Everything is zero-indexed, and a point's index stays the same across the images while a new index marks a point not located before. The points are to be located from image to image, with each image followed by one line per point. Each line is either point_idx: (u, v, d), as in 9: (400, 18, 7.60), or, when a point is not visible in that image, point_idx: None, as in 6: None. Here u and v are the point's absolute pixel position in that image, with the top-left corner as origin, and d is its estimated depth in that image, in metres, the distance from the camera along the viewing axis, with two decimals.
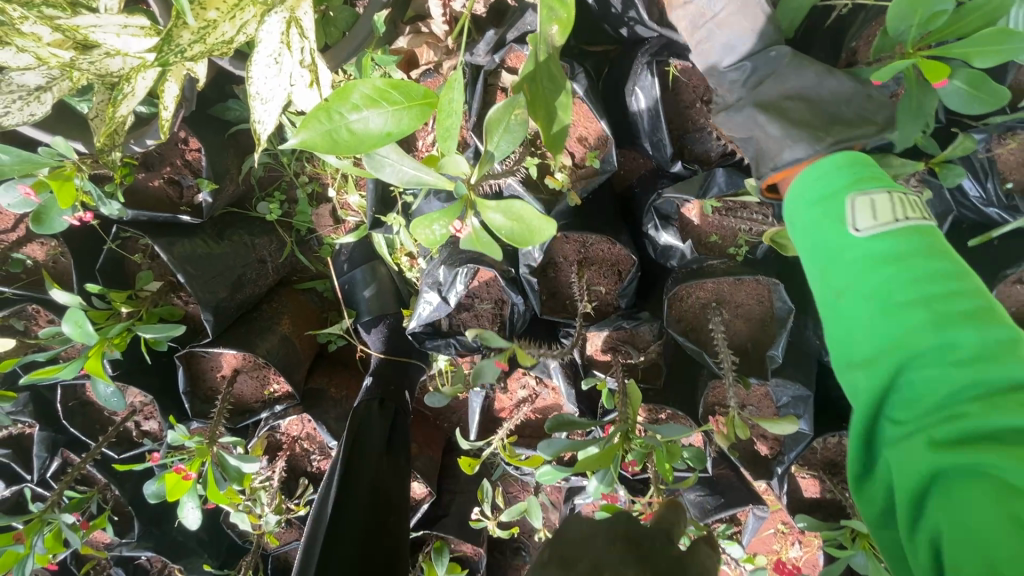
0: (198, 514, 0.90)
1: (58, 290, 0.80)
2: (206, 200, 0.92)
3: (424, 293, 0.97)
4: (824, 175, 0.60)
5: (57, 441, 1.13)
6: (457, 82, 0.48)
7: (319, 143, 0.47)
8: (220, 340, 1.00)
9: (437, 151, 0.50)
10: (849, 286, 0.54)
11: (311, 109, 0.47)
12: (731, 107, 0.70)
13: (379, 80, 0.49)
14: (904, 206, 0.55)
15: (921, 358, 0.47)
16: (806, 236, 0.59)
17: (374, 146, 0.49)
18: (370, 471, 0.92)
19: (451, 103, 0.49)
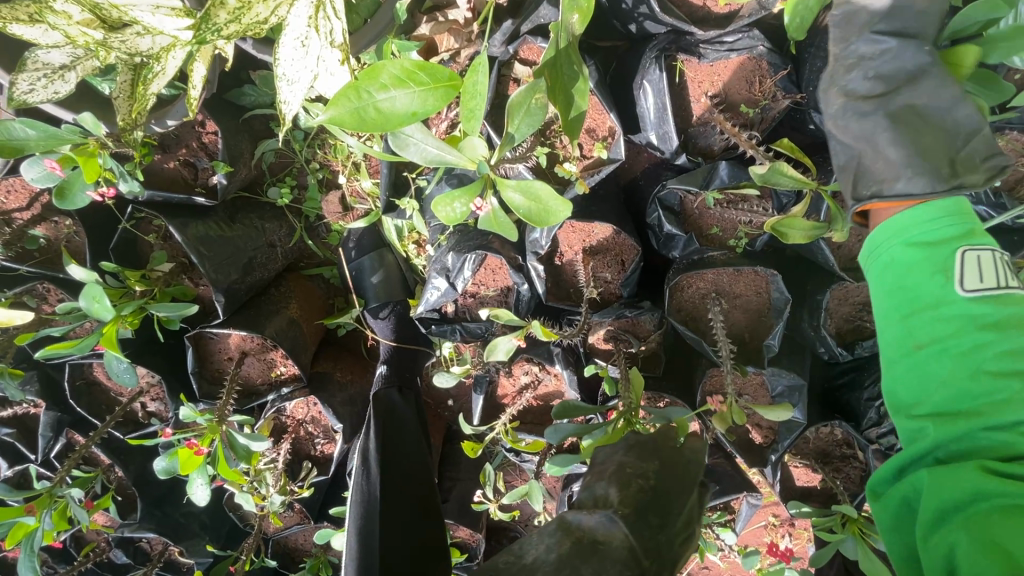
0: (207, 490, 0.91)
1: (74, 267, 0.81)
2: (220, 181, 0.94)
3: (432, 279, 1.00)
4: (933, 223, 0.63)
5: (62, 420, 1.14)
6: (481, 65, 0.50)
7: (349, 121, 0.50)
8: (231, 321, 1.02)
9: (461, 130, 0.53)
10: (934, 336, 0.60)
11: (341, 88, 0.49)
12: (852, 112, 0.67)
13: (407, 62, 0.52)
14: (1009, 276, 0.60)
15: (997, 424, 0.55)
16: (892, 272, 0.64)
17: (400, 125, 0.52)
18: (405, 468, 0.99)
19: (475, 85, 0.51)
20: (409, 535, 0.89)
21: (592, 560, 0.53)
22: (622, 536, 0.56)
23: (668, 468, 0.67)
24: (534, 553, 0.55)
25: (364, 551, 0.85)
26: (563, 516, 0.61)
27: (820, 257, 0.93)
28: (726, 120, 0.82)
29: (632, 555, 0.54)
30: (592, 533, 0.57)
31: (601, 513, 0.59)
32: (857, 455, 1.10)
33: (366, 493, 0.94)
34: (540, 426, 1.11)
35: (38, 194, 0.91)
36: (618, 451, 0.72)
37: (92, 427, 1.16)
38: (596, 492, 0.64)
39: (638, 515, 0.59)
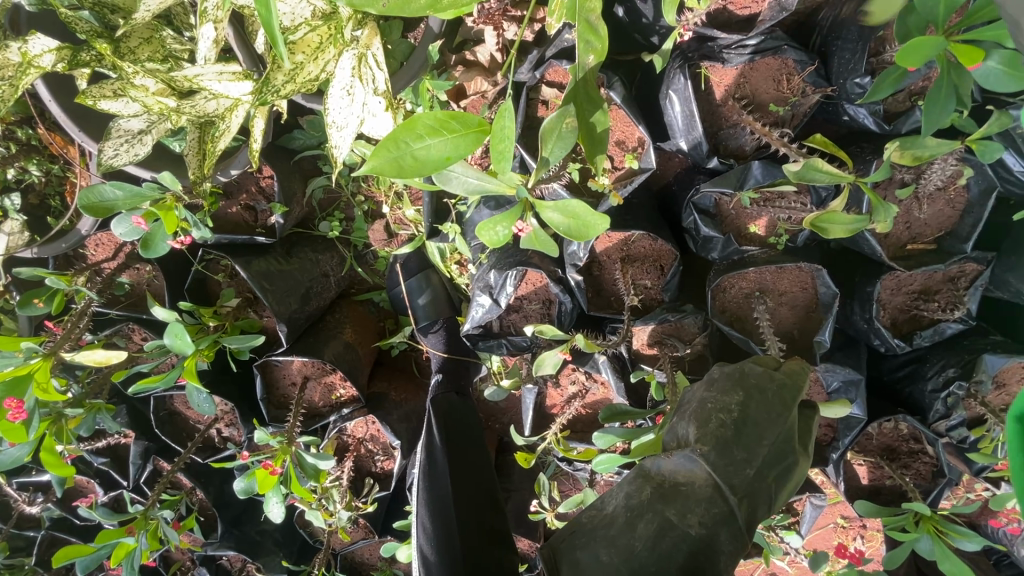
0: (282, 508, 0.98)
1: (157, 308, 0.91)
2: (277, 221, 1.02)
3: (477, 296, 1.04)
4: None
5: (149, 448, 1.24)
6: (508, 110, 0.53)
7: (388, 169, 0.52)
8: (294, 347, 1.09)
9: (493, 172, 0.56)
10: None
11: (381, 139, 0.52)
12: None
13: (439, 112, 0.56)
14: None
15: None
16: None
17: (435, 170, 0.55)
18: (467, 464, 1.03)
19: (503, 129, 0.54)
20: (480, 521, 0.95)
21: (674, 502, 0.64)
22: (703, 475, 0.65)
23: (756, 395, 0.70)
24: (614, 503, 0.68)
25: (447, 537, 0.92)
26: (644, 463, 0.71)
27: (866, 249, 0.92)
28: (755, 120, 0.83)
29: (713, 492, 0.64)
30: (673, 476, 0.67)
31: (676, 459, 0.68)
32: (926, 450, 1.06)
33: (433, 482, 0.99)
34: (589, 434, 1.13)
35: (121, 245, 1.02)
36: (700, 388, 0.76)
37: (176, 454, 1.26)
38: (679, 433, 0.73)
39: (718, 452, 0.66)
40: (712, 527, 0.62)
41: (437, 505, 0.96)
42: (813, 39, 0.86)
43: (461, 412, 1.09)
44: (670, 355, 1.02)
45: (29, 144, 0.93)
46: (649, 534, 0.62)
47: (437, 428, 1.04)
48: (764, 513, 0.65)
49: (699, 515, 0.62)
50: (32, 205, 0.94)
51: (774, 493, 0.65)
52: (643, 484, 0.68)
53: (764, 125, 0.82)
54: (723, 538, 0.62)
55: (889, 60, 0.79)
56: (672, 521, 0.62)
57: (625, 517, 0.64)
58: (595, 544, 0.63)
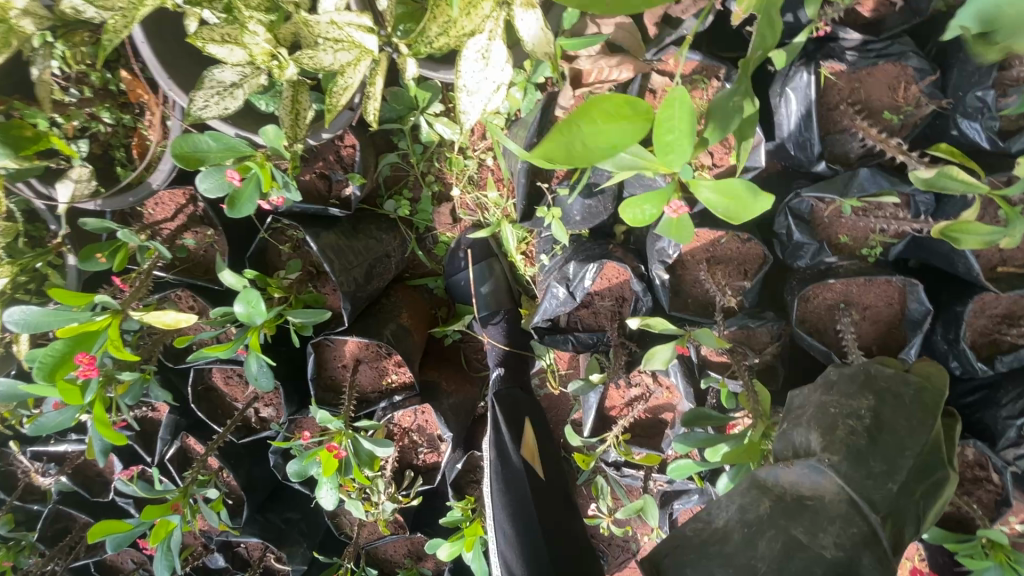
0: (334, 495, 0.94)
1: (225, 272, 0.85)
2: (353, 193, 0.97)
3: (552, 287, 1.00)
4: None
5: (180, 424, 1.18)
6: (678, 100, 0.45)
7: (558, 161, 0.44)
8: (353, 327, 1.05)
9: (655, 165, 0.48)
10: None
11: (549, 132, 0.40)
12: None
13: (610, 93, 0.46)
14: None
15: None
16: None
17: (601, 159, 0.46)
18: (539, 465, 1.01)
19: (672, 120, 0.47)
20: (560, 526, 0.96)
21: (801, 519, 0.61)
22: (834, 490, 0.64)
23: (888, 400, 0.70)
24: (725, 516, 0.64)
25: (531, 543, 0.92)
26: (756, 472, 0.69)
27: (961, 267, 0.89)
28: (869, 126, 0.81)
29: (849, 509, 0.62)
30: (796, 488, 0.65)
31: (800, 469, 0.65)
32: (991, 478, 1.04)
33: (509, 483, 0.95)
34: (649, 439, 1.11)
35: (183, 205, 0.96)
36: (815, 390, 0.74)
37: (207, 432, 1.20)
38: (796, 441, 0.70)
39: (852, 463, 0.65)
40: (851, 549, 0.59)
41: (517, 509, 0.94)
42: (930, 50, 0.84)
43: (526, 411, 1.05)
44: (746, 366, 0.96)
45: (105, 89, 0.88)
46: (773, 553, 0.59)
47: (507, 431, 1.00)
48: (910, 531, 0.64)
49: (833, 535, 0.60)
50: (97, 155, 0.89)
51: (918, 508, 0.65)
52: (763, 496, 0.65)
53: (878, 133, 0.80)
54: (866, 561, 0.58)
55: (1012, 76, 0.78)
56: (800, 540, 0.60)
57: (741, 534, 0.61)
58: (708, 562, 0.59)
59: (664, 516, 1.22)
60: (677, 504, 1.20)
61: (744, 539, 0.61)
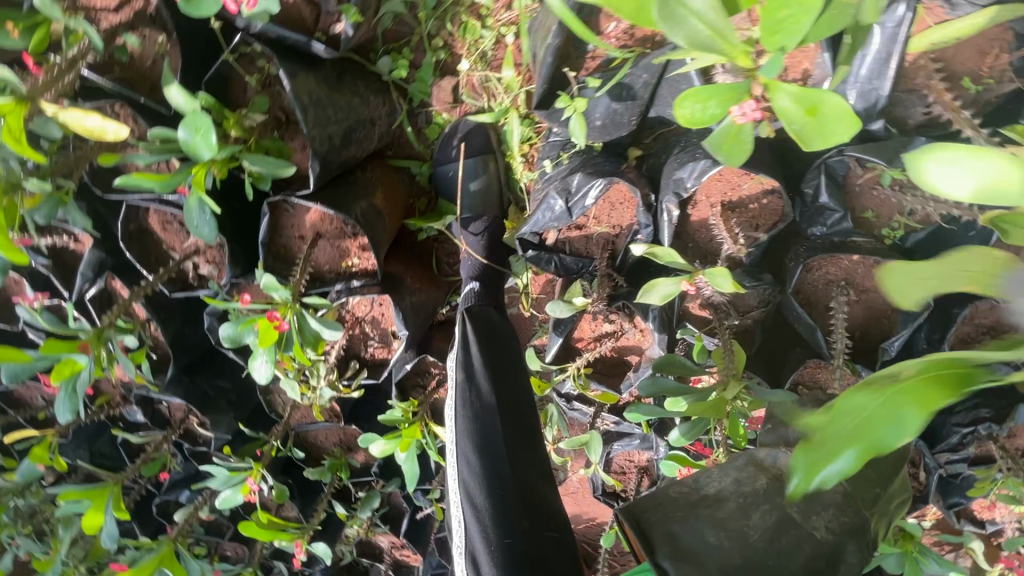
0: (269, 369, 0.85)
1: (172, 88, 0.71)
2: (346, 31, 0.80)
3: (549, 199, 0.90)
4: None
5: (106, 263, 1.05)
6: None
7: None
8: (318, 195, 0.92)
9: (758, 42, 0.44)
10: None
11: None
12: None
13: None
14: None
15: None
16: None
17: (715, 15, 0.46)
18: (514, 394, 0.86)
19: None
20: (534, 471, 0.81)
21: (798, 500, 0.62)
22: (829, 480, 0.64)
23: None
24: (719, 486, 0.66)
25: (498, 482, 0.77)
26: (755, 453, 0.71)
27: None
28: (942, 90, 0.72)
29: (842, 500, 0.63)
30: (789, 472, 0.66)
31: (795, 459, 0.67)
32: (918, 475, 1.08)
33: (477, 412, 0.81)
34: (609, 378, 1.07)
35: None
36: (808, 406, 0.80)
37: (136, 277, 1.07)
38: (789, 436, 0.74)
39: (845, 461, 0.65)
40: (839, 536, 0.60)
41: (485, 442, 0.80)
42: None
43: (503, 336, 0.91)
44: (727, 325, 0.95)
45: None
46: (767, 526, 0.60)
47: (476, 348, 0.87)
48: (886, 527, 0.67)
49: (825, 519, 0.61)
50: None
51: (894, 512, 0.67)
52: (760, 476, 0.66)
53: (950, 100, 0.72)
54: (851, 549, 0.59)
55: None
56: (794, 518, 0.61)
57: (736, 503, 0.63)
58: (701, 524, 0.61)
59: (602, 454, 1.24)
60: (618, 444, 1.22)
61: (732, 521, 0.61)
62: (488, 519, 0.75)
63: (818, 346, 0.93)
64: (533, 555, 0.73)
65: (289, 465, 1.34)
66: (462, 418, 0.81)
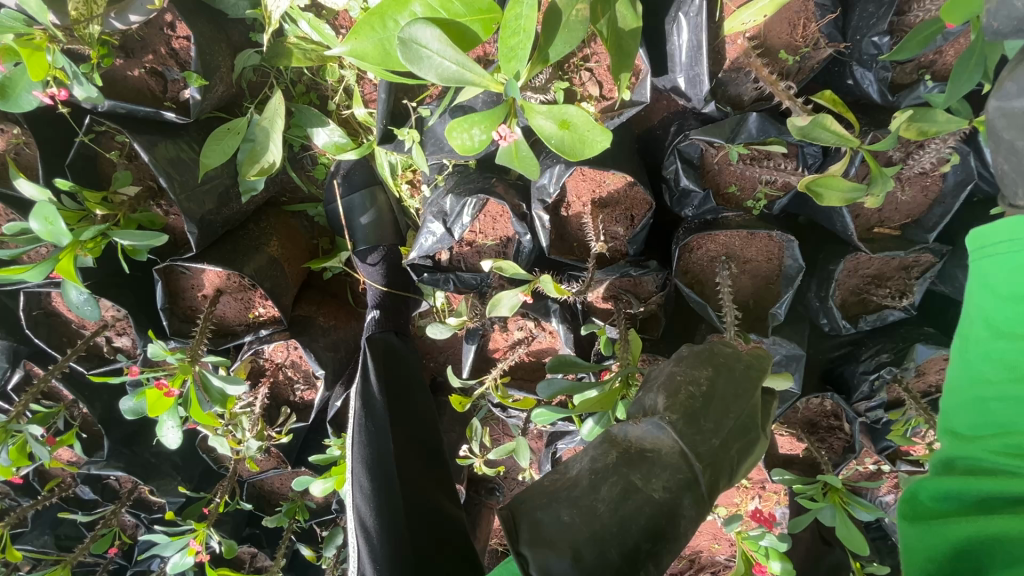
0: (179, 433, 0.87)
1: (23, 181, 0.73)
2: (192, 96, 0.83)
3: (428, 223, 0.93)
4: None
5: (19, 351, 1.06)
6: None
7: (378, 58, 0.52)
8: (206, 256, 0.95)
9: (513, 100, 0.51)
10: None
11: (365, 18, 0.51)
12: None
13: None
14: None
15: None
16: None
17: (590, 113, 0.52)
18: (410, 417, 0.91)
19: (518, 20, 0.45)
20: (423, 484, 0.84)
21: (640, 467, 0.59)
22: (671, 443, 0.61)
23: (725, 371, 0.67)
24: (578, 466, 0.63)
25: (386, 498, 0.81)
26: (611, 429, 0.67)
27: (839, 225, 0.88)
28: (764, 66, 0.75)
29: (680, 459, 0.60)
30: (639, 442, 0.62)
31: (644, 426, 0.63)
32: (843, 427, 1.10)
33: (372, 436, 0.86)
34: (529, 382, 1.09)
35: None
36: (668, 363, 0.72)
37: (53, 360, 1.08)
38: (645, 403, 0.68)
39: (686, 421, 0.62)
40: (676, 493, 0.58)
41: (375, 463, 0.83)
42: None
43: (400, 360, 0.96)
44: (624, 313, 0.97)
45: None
46: (612, 497, 0.57)
47: (373, 374, 0.91)
48: (726, 484, 0.62)
49: (663, 479, 0.58)
50: None
51: (734, 466, 0.62)
52: (612, 446, 0.63)
53: (771, 74, 0.75)
54: (686, 503, 0.58)
55: (909, 23, 0.74)
56: (636, 485, 0.58)
57: (589, 480, 0.60)
58: (556, 505, 0.58)
59: (548, 454, 1.25)
60: (560, 444, 1.24)
61: (585, 509, 0.57)
62: (375, 539, 0.77)
63: (713, 321, 0.96)
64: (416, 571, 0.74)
65: (248, 515, 1.35)
66: (355, 446, 0.86)
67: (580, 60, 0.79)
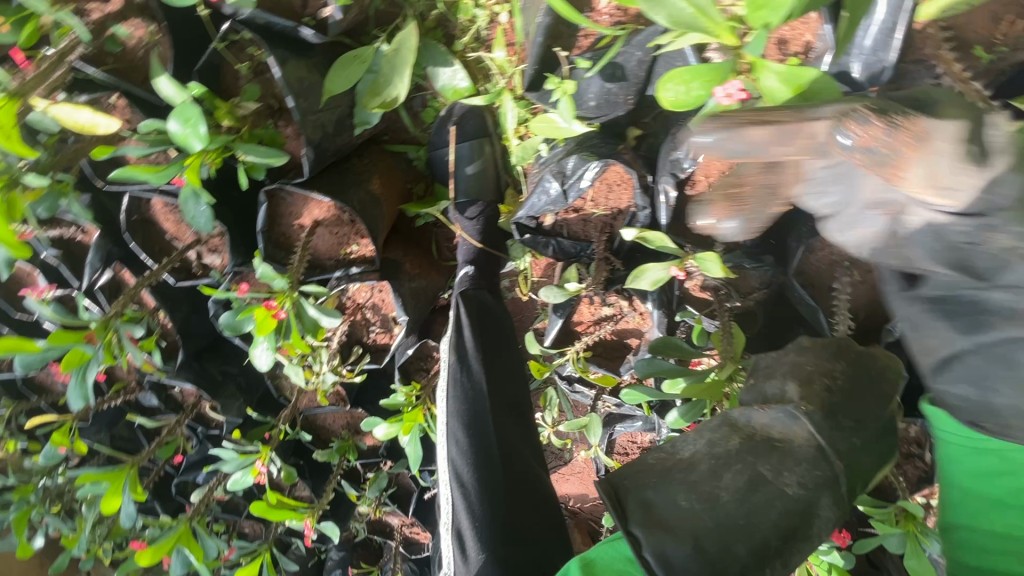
0: (270, 357, 0.87)
1: (164, 80, 0.71)
2: (334, 16, 0.80)
3: (544, 181, 0.89)
4: None
5: (113, 253, 1.07)
6: None
7: None
8: (313, 183, 0.93)
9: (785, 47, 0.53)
10: None
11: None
12: None
13: None
14: None
15: None
16: None
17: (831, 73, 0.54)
18: (503, 378, 0.92)
19: None
20: (516, 445, 0.87)
21: (769, 457, 0.62)
22: (805, 436, 0.64)
23: (856, 370, 0.72)
24: (692, 449, 0.66)
25: (483, 455, 0.83)
26: (731, 412, 0.70)
27: None
28: (954, 60, 0.69)
29: (816, 454, 0.63)
30: (766, 430, 0.65)
31: (773, 415, 0.66)
32: (923, 456, 1.08)
33: (469, 392, 0.87)
34: (609, 361, 1.07)
35: None
36: (790, 354, 0.76)
37: (142, 267, 1.09)
38: (769, 391, 0.71)
39: (822, 417, 0.66)
40: (813, 489, 0.61)
41: (472, 420, 0.85)
42: None
43: (494, 320, 0.95)
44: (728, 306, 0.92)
45: None
46: (737, 485, 0.61)
47: (468, 331, 0.91)
48: (858, 483, 0.66)
49: (798, 474, 0.61)
50: None
51: (870, 464, 0.67)
52: (732, 436, 0.65)
53: (962, 71, 0.69)
54: (823, 502, 0.61)
55: None
56: (765, 476, 0.61)
57: (709, 465, 0.63)
58: (672, 487, 0.62)
59: (606, 435, 1.24)
60: (620, 426, 1.22)
61: (711, 495, 0.60)
62: (474, 494, 0.81)
63: (819, 328, 0.91)
64: (514, 531, 0.78)
65: (299, 446, 1.38)
66: (451, 401, 0.87)
67: None
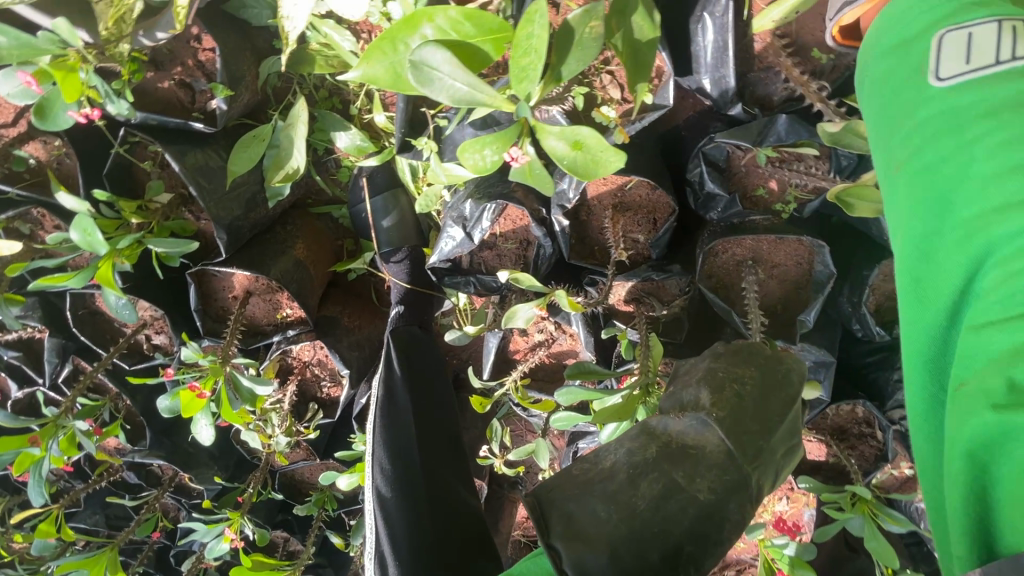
0: (211, 431, 0.91)
1: (64, 194, 0.76)
2: (219, 106, 0.85)
3: (448, 227, 0.93)
4: None
5: (68, 347, 1.12)
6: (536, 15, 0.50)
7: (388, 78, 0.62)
8: (234, 260, 0.97)
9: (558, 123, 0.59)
10: None
11: (377, 43, 0.59)
12: None
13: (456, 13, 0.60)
14: None
15: None
16: None
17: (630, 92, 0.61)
18: (429, 407, 0.97)
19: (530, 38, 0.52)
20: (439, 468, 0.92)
21: (683, 464, 0.59)
22: (715, 441, 0.61)
23: (768, 372, 0.68)
24: (614, 458, 0.62)
25: (405, 477, 0.88)
26: (649, 421, 0.67)
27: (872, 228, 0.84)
28: (792, 65, 0.72)
29: (726, 459, 0.60)
30: (681, 438, 0.62)
31: (686, 423, 0.63)
32: (875, 434, 1.08)
33: (394, 421, 0.92)
34: (549, 384, 1.09)
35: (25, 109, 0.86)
36: (705, 359, 0.72)
37: (98, 356, 1.14)
38: (685, 397, 0.67)
39: (732, 420, 0.62)
40: (723, 495, 0.58)
41: (397, 445, 0.90)
42: None
43: (420, 354, 1.01)
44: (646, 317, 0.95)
45: None
46: (654, 493, 0.57)
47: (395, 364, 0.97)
48: (768, 485, 0.63)
49: (709, 480, 0.58)
50: None
51: (780, 465, 0.63)
52: (649, 443, 0.62)
53: (801, 74, 0.72)
54: (731, 507, 0.58)
55: None
56: (679, 483, 0.58)
57: (628, 474, 0.59)
58: (589, 497, 0.58)
59: (569, 452, 1.26)
60: (581, 442, 1.24)
61: (628, 508, 0.56)
62: (394, 513, 0.85)
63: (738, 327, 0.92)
64: (432, 546, 0.83)
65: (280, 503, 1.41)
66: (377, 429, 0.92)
67: (601, 64, 0.79)
